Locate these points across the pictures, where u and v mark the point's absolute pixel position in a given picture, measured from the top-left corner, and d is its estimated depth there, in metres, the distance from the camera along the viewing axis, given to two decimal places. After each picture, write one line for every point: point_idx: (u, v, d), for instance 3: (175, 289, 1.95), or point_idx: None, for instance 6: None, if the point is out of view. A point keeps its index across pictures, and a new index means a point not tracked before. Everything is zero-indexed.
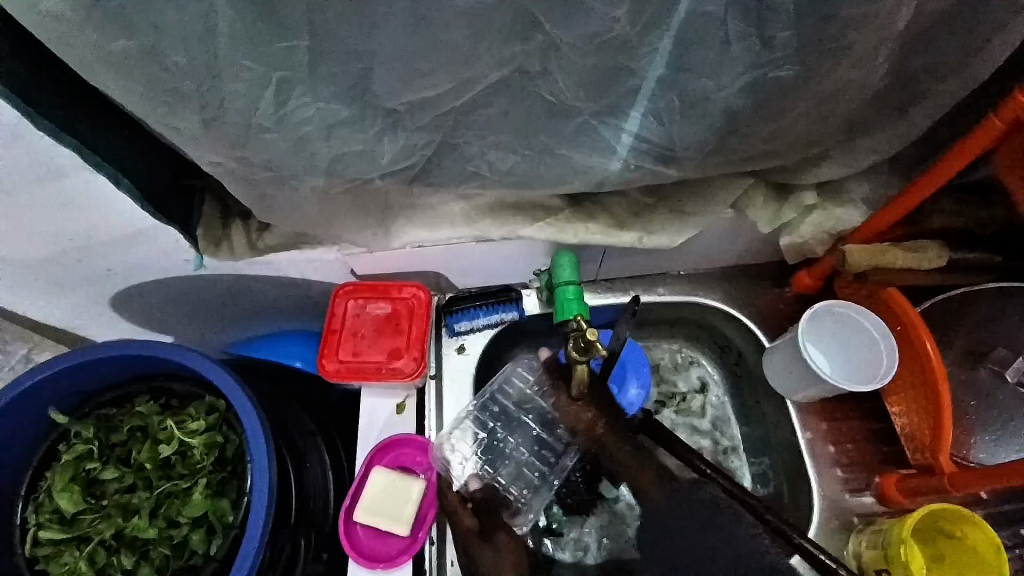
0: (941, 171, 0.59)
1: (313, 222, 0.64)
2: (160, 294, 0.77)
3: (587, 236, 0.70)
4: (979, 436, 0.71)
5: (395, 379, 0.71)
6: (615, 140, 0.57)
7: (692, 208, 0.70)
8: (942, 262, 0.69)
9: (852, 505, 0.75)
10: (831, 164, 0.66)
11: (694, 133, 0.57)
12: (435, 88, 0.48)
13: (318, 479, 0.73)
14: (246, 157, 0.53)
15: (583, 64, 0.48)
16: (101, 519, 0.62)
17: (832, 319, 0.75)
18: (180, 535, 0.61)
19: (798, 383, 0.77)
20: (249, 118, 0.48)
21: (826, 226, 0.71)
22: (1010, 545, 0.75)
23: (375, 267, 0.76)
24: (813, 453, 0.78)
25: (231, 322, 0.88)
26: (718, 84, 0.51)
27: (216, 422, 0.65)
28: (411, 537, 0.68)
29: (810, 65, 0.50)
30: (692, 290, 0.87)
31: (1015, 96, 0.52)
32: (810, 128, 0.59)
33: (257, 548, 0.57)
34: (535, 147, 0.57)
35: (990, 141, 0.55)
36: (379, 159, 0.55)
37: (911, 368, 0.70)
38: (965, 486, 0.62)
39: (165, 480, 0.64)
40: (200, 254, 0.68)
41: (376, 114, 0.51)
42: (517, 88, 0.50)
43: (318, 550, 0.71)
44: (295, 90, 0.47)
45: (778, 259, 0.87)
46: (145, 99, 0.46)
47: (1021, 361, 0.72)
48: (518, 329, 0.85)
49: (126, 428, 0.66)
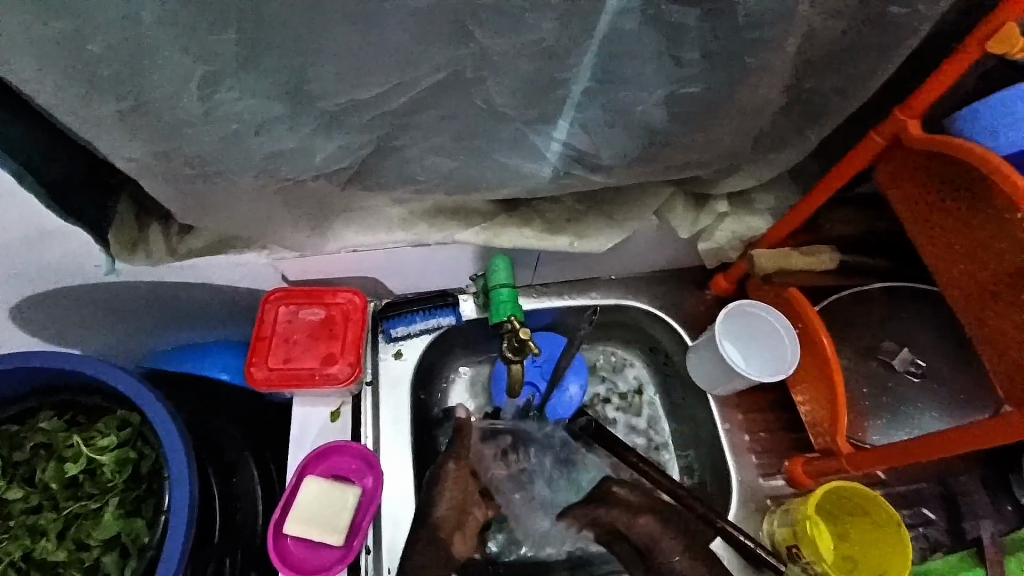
0: (831, 181, 0.65)
1: (243, 224, 0.63)
2: (69, 302, 0.73)
3: (521, 240, 0.72)
4: (875, 421, 0.77)
5: (329, 385, 0.71)
6: (546, 147, 0.58)
7: (620, 215, 0.74)
8: (834, 265, 0.75)
9: (767, 490, 0.81)
10: (742, 174, 0.70)
11: (623, 143, 0.58)
12: (370, 89, 0.48)
13: (247, 494, 0.72)
14: (168, 155, 0.51)
15: (515, 71, 0.49)
16: (7, 541, 0.60)
17: (744, 318, 0.81)
18: (92, 558, 0.59)
19: (718, 379, 0.82)
20: (176, 110, 0.46)
21: (739, 232, 0.77)
22: (914, 524, 0.82)
23: (309, 273, 0.76)
24: (731, 442, 0.83)
25: (154, 330, 0.84)
26: (640, 95, 0.53)
27: (128, 438, 0.62)
28: (344, 545, 0.67)
29: (718, 82, 0.53)
30: (622, 293, 0.91)
31: (892, 116, 0.57)
32: (725, 140, 0.62)
33: (178, 565, 0.56)
34: (470, 152, 0.58)
35: (872, 154, 0.60)
36: (314, 158, 0.54)
37: (811, 361, 0.76)
38: (862, 466, 0.69)
39: (74, 500, 0.62)
40: (113, 257, 0.65)
41: (309, 115, 0.50)
42: (450, 95, 0.51)
43: (246, 566, 0.70)
44: (219, 89, 0.46)
45: (700, 264, 0.93)
46: (58, 89, 0.44)
47: (905, 352, 0.80)
48: (455, 333, 0.86)
49: (29, 446, 0.63)
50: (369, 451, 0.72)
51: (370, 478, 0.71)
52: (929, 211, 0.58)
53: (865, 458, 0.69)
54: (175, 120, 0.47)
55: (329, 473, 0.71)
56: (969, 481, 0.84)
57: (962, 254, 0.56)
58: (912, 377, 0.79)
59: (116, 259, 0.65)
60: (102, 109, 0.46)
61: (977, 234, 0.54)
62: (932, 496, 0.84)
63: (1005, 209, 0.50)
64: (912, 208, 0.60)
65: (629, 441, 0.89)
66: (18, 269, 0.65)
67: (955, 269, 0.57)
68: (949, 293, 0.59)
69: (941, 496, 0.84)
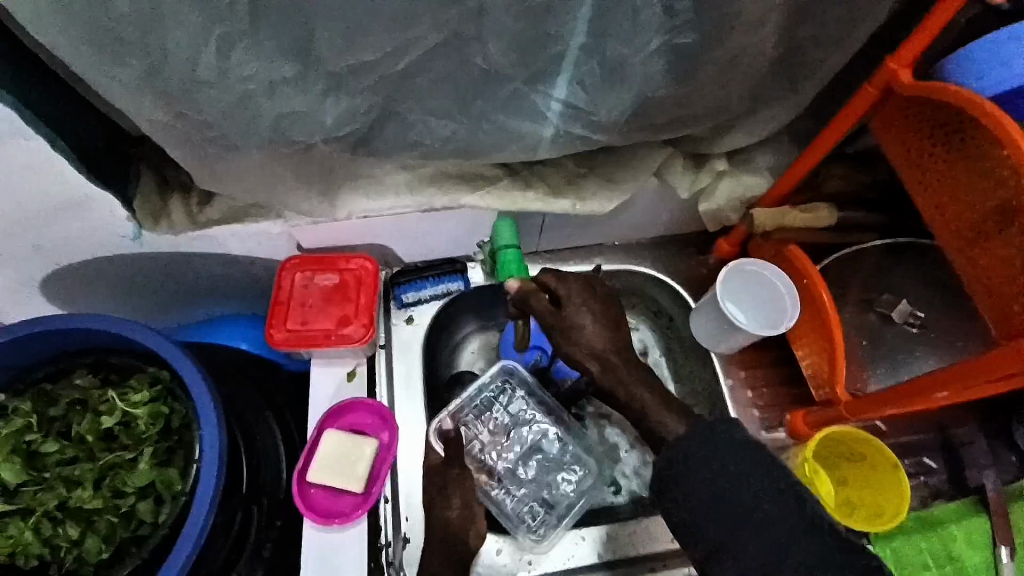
0: (825, 138, 0.67)
1: (260, 190, 0.66)
2: (98, 272, 0.77)
3: (525, 203, 0.75)
4: (873, 371, 0.79)
5: (344, 344, 0.75)
6: (545, 107, 0.61)
7: (621, 176, 0.76)
8: (832, 223, 0.78)
9: (768, 442, 0.83)
10: (740, 132, 0.72)
11: (622, 100, 0.60)
12: (375, 50, 0.51)
13: (270, 452, 0.76)
14: (186, 117, 0.53)
15: (511, 28, 0.51)
16: (45, 491, 0.64)
17: (744, 278, 0.82)
18: (127, 504, 0.63)
19: (720, 337, 0.85)
20: (192, 71, 0.49)
21: (737, 192, 0.79)
22: (914, 473, 0.84)
23: (323, 240, 0.79)
24: (733, 397, 0.86)
25: (177, 301, 0.88)
26: (633, 49, 0.55)
27: (159, 394, 0.66)
28: (364, 492, 0.71)
29: (709, 32, 0.55)
30: (626, 258, 0.94)
31: (884, 66, 0.58)
32: (721, 93, 0.63)
33: (207, 511, 0.59)
34: (472, 114, 0.60)
35: (867, 106, 0.61)
36: (323, 121, 0.57)
37: (810, 316, 0.79)
38: (862, 412, 0.71)
39: (109, 452, 0.66)
40: (139, 226, 0.69)
41: (320, 77, 0.53)
42: (451, 56, 0.54)
43: (270, 517, 0.74)
44: (234, 49, 0.48)
45: (701, 229, 0.95)
46: (84, 50, 0.47)
47: (903, 304, 0.81)
48: (463, 300, 0.89)
49: (65, 402, 0.67)
50: (384, 406, 0.75)
51: (386, 432, 0.75)
52: (921, 160, 0.59)
53: (862, 405, 0.70)
54: (191, 80, 0.50)
55: (351, 427, 0.75)
56: (970, 432, 0.86)
57: (951, 196, 0.57)
58: (908, 329, 0.81)
59: (142, 228, 0.69)
60: (128, 70, 0.48)
61: (964, 177, 0.55)
62: (933, 446, 0.86)
63: (991, 147, 0.52)
64: (906, 158, 0.61)
65: None
66: (50, 238, 0.69)
67: (946, 213, 0.58)
68: (939, 237, 0.60)
69: (943, 446, 0.86)
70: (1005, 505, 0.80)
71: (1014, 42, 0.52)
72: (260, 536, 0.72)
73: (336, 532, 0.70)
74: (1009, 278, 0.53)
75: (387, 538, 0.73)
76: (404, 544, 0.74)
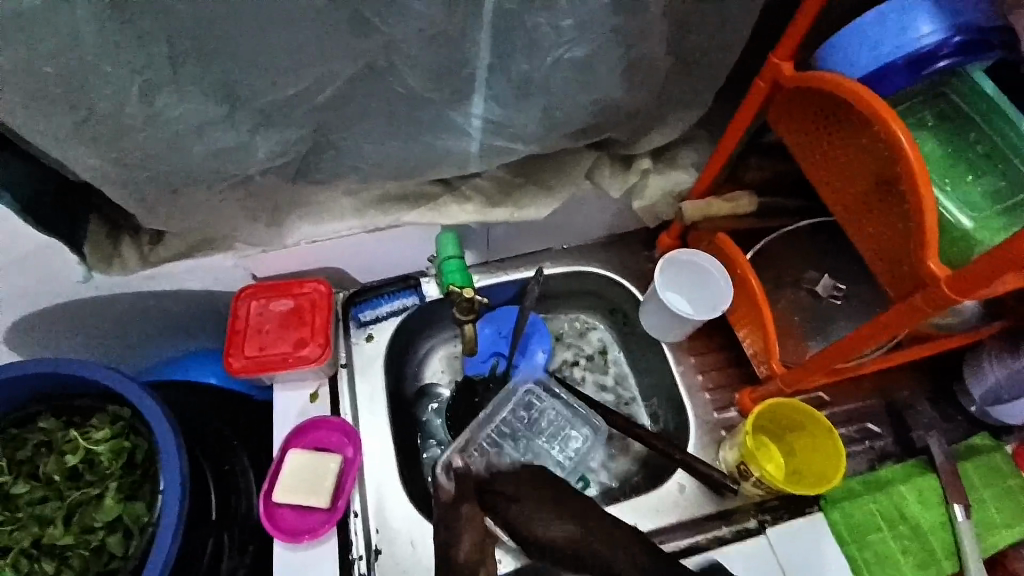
0: (737, 125, 0.72)
1: (205, 224, 0.70)
2: (58, 320, 0.79)
3: (464, 216, 0.79)
4: (810, 342, 0.83)
5: (301, 366, 0.78)
6: (467, 124, 0.65)
7: (554, 183, 0.81)
8: (752, 209, 0.82)
9: (720, 421, 0.87)
10: (655, 132, 0.78)
11: (536, 112, 0.65)
12: (295, 87, 0.55)
13: (240, 479, 0.78)
14: (123, 162, 0.57)
15: (419, 57, 0.56)
16: (19, 530, 0.66)
17: (682, 268, 0.88)
18: (97, 539, 0.65)
19: (667, 326, 0.89)
20: (122, 120, 0.53)
21: (666, 188, 0.84)
22: (861, 438, 0.87)
23: (277, 268, 0.82)
24: (685, 382, 0.90)
25: (142, 342, 0.90)
26: (533, 66, 0.60)
27: (121, 430, 0.68)
28: (330, 507, 0.73)
29: (599, 46, 0.59)
30: (576, 260, 0.97)
31: (769, 62, 0.64)
32: (628, 99, 0.68)
33: (173, 536, 0.62)
34: (399, 138, 0.65)
35: (763, 97, 0.67)
36: (257, 155, 0.61)
37: (742, 299, 0.83)
38: (795, 383, 0.76)
39: (76, 489, 0.68)
40: (90, 268, 0.71)
41: (247, 114, 0.57)
42: (368, 85, 0.58)
43: (243, 542, 0.75)
44: (160, 96, 0.52)
45: (643, 227, 0.99)
46: (16, 109, 0.50)
47: (827, 279, 0.87)
48: (421, 314, 0.93)
49: (30, 445, 0.69)
50: (348, 422, 0.78)
51: (350, 448, 0.77)
52: (811, 143, 0.64)
53: (796, 375, 0.75)
54: (121, 126, 0.54)
55: (316, 444, 0.78)
56: (910, 395, 0.90)
57: (839, 173, 0.62)
58: (835, 301, 0.86)
59: (93, 270, 0.72)
60: (61, 123, 0.52)
61: (848, 154, 0.60)
62: (878, 411, 0.89)
63: (865, 125, 0.57)
64: (799, 142, 0.66)
65: (598, 398, 0.95)
66: (4, 290, 0.71)
67: (836, 188, 0.64)
68: (835, 212, 0.65)
69: (886, 410, 0.89)
70: (954, 464, 0.83)
71: (878, 25, 0.57)
72: (233, 561, 0.74)
73: (308, 549, 0.72)
74: (893, 239, 0.58)
75: (358, 552, 0.75)
76: (375, 556, 0.76)
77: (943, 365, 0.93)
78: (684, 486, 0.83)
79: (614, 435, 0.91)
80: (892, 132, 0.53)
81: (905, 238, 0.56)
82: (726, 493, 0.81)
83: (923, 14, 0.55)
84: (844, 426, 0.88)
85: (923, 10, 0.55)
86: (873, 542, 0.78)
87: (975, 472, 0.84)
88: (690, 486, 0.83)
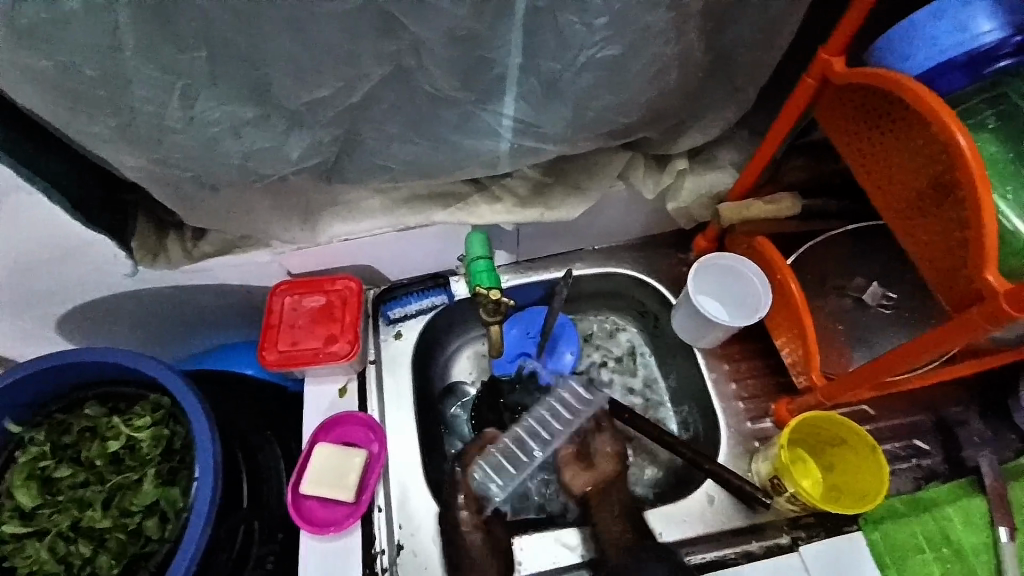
0: (779, 126, 0.69)
1: (241, 222, 0.71)
2: (105, 311, 0.83)
3: (493, 216, 0.78)
4: (853, 353, 0.79)
5: (332, 362, 0.79)
6: (497, 124, 0.64)
7: (587, 184, 0.79)
8: (795, 211, 0.79)
9: (754, 432, 0.84)
10: (692, 132, 0.75)
11: (566, 113, 0.64)
12: (326, 87, 0.56)
13: (271, 470, 0.80)
14: (163, 161, 0.59)
15: (448, 56, 0.56)
16: (59, 512, 0.69)
17: (718, 272, 0.85)
18: (134, 522, 0.68)
19: (700, 332, 0.86)
20: (161, 120, 0.54)
21: (701, 189, 0.82)
22: (906, 455, 0.83)
23: (309, 264, 0.84)
24: (718, 390, 0.87)
25: (184, 333, 0.94)
26: (564, 65, 0.58)
27: (161, 418, 0.71)
28: (356, 501, 0.74)
29: (633, 44, 0.58)
30: (607, 262, 0.96)
31: (817, 58, 0.61)
32: (662, 100, 0.66)
33: (206, 522, 0.63)
34: (429, 137, 0.65)
35: (809, 96, 0.64)
36: (289, 155, 0.62)
37: (781, 305, 0.80)
38: (835, 396, 0.73)
39: (117, 474, 0.71)
40: (136, 263, 0.74)
41: (279, 114, 0.57)
42: (399, 84, 0.58)
43: (272, 531, 0.77)
44: (196, 96, 0.54)
45: (679, 229, 0.97)
46: (65, 109, 0.52)
47: (875, 286, 0.82)
48: (450, 313, 0.93)
49: (76, 430, 0.72)
50: (374, 417, 0.79)
51: (376, 444, 0.78)
52: (861, 143, 0.61)
53: (837, 388, 0.72)
54: (160, 126, 0.55)
55: (342, 439, 0.79)
56: (962, 412, 0.85)
57: (891, 176, 0.59)
58: (882, 309, 0.81)
59: (139, 263, 0.74)
60: (105, 123, 0.54)
61: (902, 156, 0.57)
62: (925, 427, 0.84)
63: (921, 125, 0.53)
64: (847, 143, 0.63)
65: (626, 401, 0.93)
66: (55, 282, 0.74)
67: (887, 191, 0.60)
68: (884, 218, 0.62)
69: (935, 427, 0.84)
70: (1006, 487, 0.78)
71: (935, 20, 0.53)
72: (262, 549, 0.75)
73: (332, 541, 0.73)
74: (948, 249, 0.55)
75: (382, 545, 0.75)
76: (398, 552, 0.76)
77: (1001, 381, 0.87)
78: (713, 498, 0.80)
79: (640, 442, 0.89)
80: (953, 134, 0.50)
81: (961, 248, 0.53)
82: (758, 508, 0.78)
83: (985, 9, 0.52)
84: (888, 442, 0.83)
85: (984, 4, 0.52)
86: (912, 563, 0.74)
87: None
88: (720, 499, 0.80)
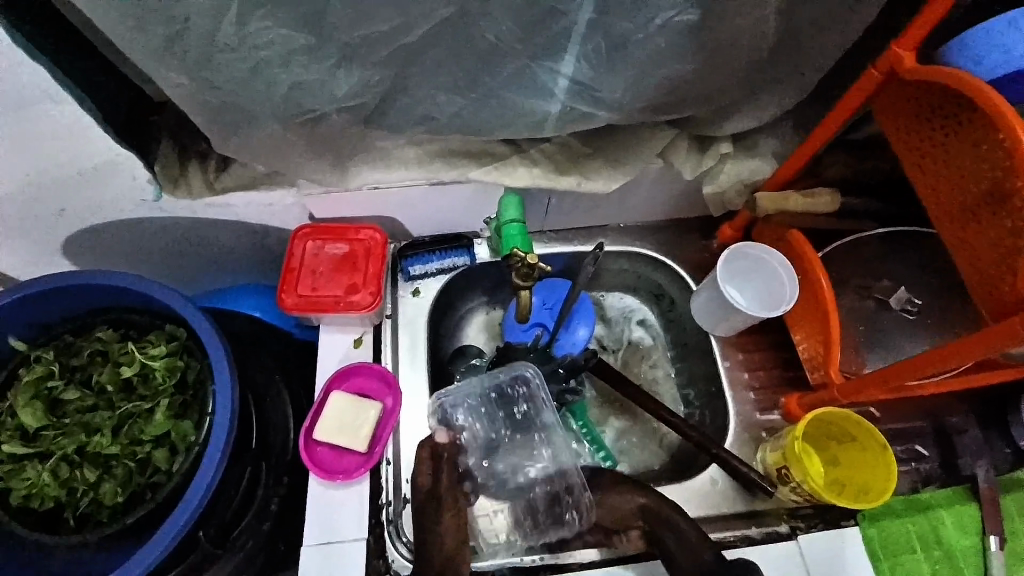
0: (835, 119, 0.67)
1: (273, 159, 0.69)
2: (117, 237, 0.80)
3: (531, 179, 0.76)
4: (870, 354, 0.80)
5: (351, 311, 0.77)
6: (553, 83, 0.62)
7: (626, 157, 0.78)
8: (832, 207, 0.80)
9: (762, 422, 0.85)
10: (741, 116, 0.74)
11: (627, 78, 0.62)
12: (388, 22, 0.53)
13: (282, 415, 0.78)
14: (207, 81, 0.57)
15: (517, 3, 0.53)
16: (65, 436, 0.67)
17: (746, 260, 0.85)
18: (144, 452, 0.66)
19: (718, 319, 0.86)
20: (213, 37, 0.52)
21: (740, 175, 0.81)
22: (906, 458, 0.84)
23: (335, 211, 0.81)
24: (729, 377, 0.87)
25: (194, 269, 0.91)
26: (636, 25, 0.57)
27: (176, 349, 0.70)
28: (367, 452, 0.73)
29: (708, 10, 0.56)
30: (631, 240, 0.95)
31: (889, 50, 0.59)
32: (720, 75, 0.65)
33: (221, 453, 0.63)
34: (480, 91, 0.63)
35: (871, 89, 0.63)
36: (336, 91, 0.60)
37: (806, 299, 0.80)
38: (852, 394, 0.73)
39: (127, 402, 0.69)
40: (158, 187, 0.71)
41: (332, 46, 0.55)
42: (460, 28, 0.56)
43: (278, 474, 0.76)
44: (252, 17, 0.51)
45: (705, 215, 0.96)
46: (114, 12, 0.50)
47: (902, 291, 0.83)
48: (470, 275, 0.92)
49: (86, 353, 0.70)
50: (389, 370, 0.78)
51: (390, 397, 0.77)
52: (924, 142, 0.60)
53: (852, 387, 0.72)
54: (212, 44, 0.53)
55: (356, 390, 0.78)
56: (964, 422, 0.87)
57: (950, 179, 0.58)
58: (907, 314, 0.82)
59: (161, 189, 0.72)
60: (153, 33, 0.51)
61: (962, 160, 0.56)
62: (927, 433, 0.86)
63: (989, 130, 0.52)
64: (906, 141, 0.62)
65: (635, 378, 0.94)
66: (72, 201, 0.72)
67: (944, 194, 0.59)
68: (935, 220, 0.61)
69: (936, 434, 0.86)
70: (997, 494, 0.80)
71: (1011, 32, 0.53)
72: (268, 491, 0.74)
73: (340, 488, 0.73)
74: (997, 257, 0.55)
75: (388, 497, 0.74)
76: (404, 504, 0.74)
77: (1003, 396, 0.88)
78: (717, 481, 0.81)
79: (642, 422, 0.91)
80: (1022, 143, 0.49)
81: (1013, 257, 0.53)
82: (759, 494, 0.79)
83: None
84: (891, 443, 0.85)
85: None
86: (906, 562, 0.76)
87: (1017, 506, 0.81)
88: (723, 481, 0.81)
